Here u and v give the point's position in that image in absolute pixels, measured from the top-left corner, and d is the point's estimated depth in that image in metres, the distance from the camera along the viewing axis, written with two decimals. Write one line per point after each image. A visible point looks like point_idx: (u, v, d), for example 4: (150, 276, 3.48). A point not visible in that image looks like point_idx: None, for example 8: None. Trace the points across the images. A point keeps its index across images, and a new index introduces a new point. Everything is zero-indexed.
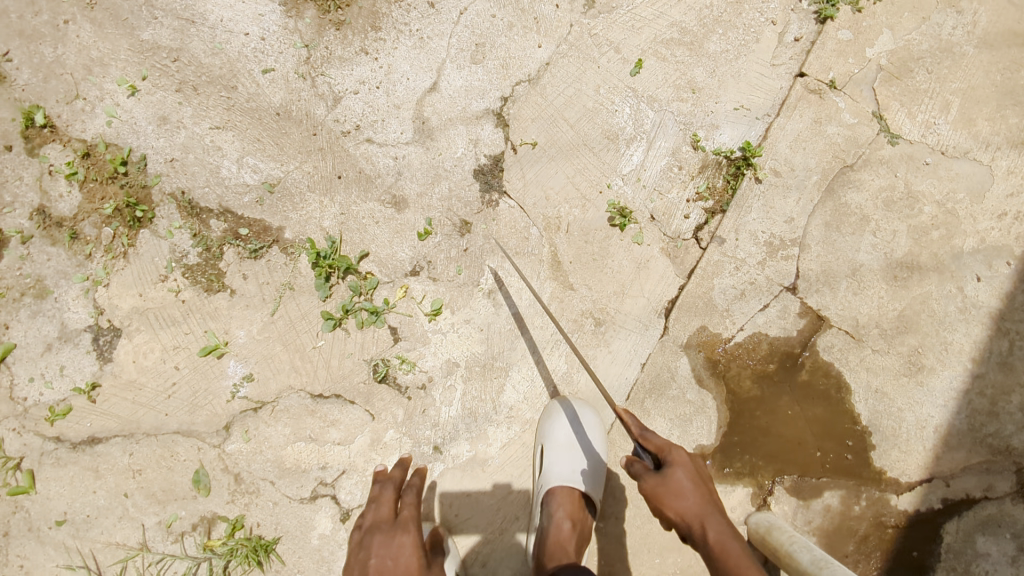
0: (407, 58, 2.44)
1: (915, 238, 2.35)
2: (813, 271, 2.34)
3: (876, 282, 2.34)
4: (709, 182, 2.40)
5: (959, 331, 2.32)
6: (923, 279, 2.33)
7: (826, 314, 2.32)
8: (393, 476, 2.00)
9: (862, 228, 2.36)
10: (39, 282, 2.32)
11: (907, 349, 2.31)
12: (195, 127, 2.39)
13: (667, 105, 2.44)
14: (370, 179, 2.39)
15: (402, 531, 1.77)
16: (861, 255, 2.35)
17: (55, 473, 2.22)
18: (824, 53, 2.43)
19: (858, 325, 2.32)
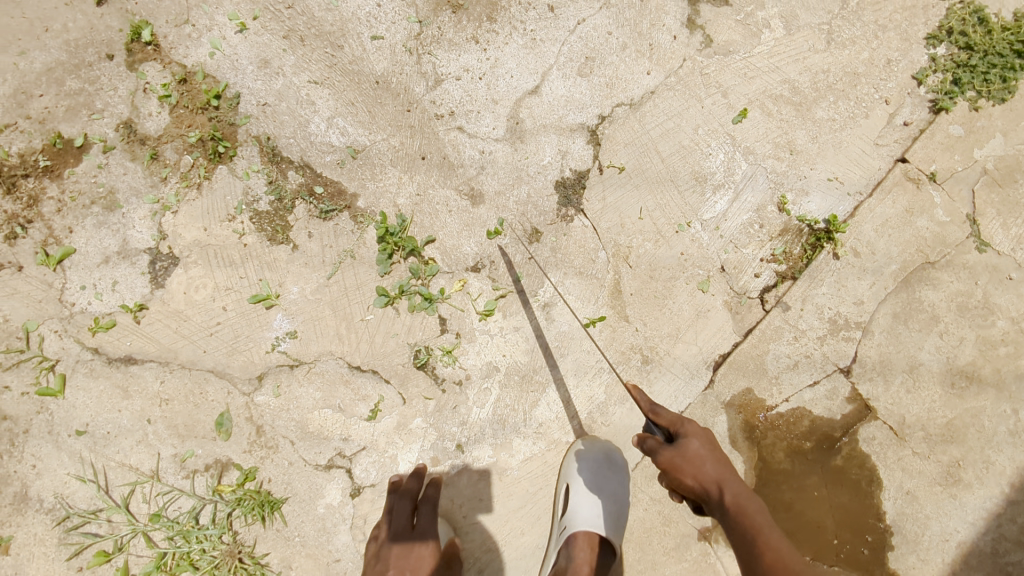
0: (515, 55, 2.41)
1: (981, 349, 2.30)
2: (871, 359, 2.29)
3: (932, 384, 2.28)
4: (787, 246, 2.36)
5: (1004, 453, 2.26)
6: (980, 392, 2.28)
7: (874, 404, 2.28)
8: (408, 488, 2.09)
9: (930, 328, 2.31)
10: (110, 194, 2.31)
11: (948, 458, 2.26)
12: (294, 77, 2.38)
13: (761, 160, 2.40)
14: (452, 166, 2.36)
15: (420, 542, 2.02)
16: (923, 354, 2.30)
17: (86, 384, 2.23)
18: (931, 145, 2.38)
19: (904, 423, 2.27)
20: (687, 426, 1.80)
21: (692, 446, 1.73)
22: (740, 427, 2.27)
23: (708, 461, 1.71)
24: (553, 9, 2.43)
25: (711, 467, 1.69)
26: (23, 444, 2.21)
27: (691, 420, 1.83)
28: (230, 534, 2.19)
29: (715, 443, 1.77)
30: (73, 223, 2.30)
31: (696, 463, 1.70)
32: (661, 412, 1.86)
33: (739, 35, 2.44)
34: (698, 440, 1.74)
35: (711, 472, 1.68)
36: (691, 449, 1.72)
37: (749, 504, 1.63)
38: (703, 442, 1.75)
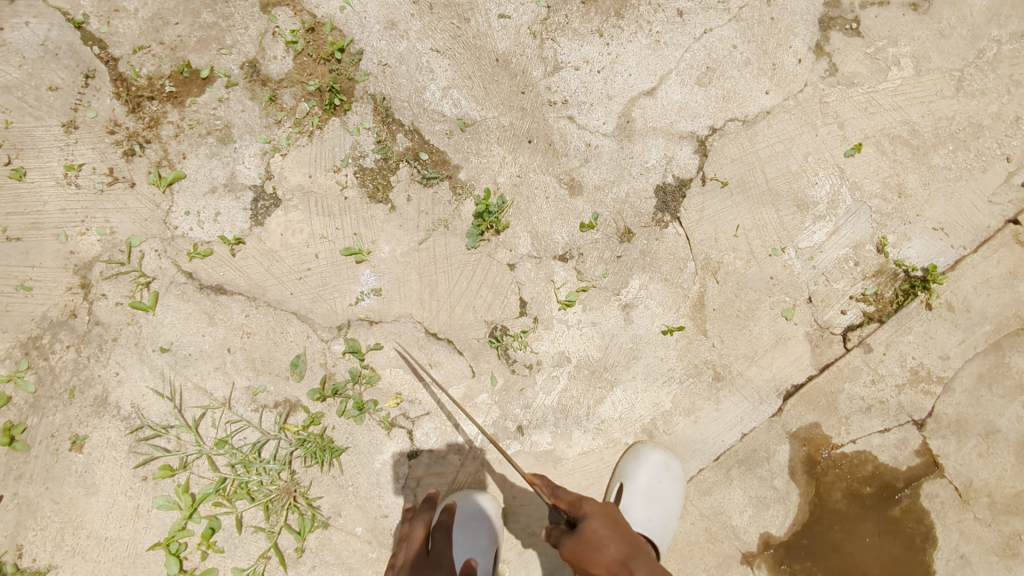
0: (637, 54, 2.40)
1: None
2: (947, 416, 2.25)
3: (1005, 452, 2.24)
4: (879, 288, 2.32)
5: None
6: None
7: (943, 462, 2.24)
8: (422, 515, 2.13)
9: (1013, 395, 2.26)
10: (226, 128, 2.38)
11: (1008, 529, 2.22)
12: (418, 42, 2.40)
13: (868, 198, 2.35)
14: (557, 154, 2.37)
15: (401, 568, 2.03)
16: (1001, 421, 2.25)
17: (177, 305, 2.32)
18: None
19: (970, 485, 2.23)
20: (588, 506, 1.76)
21: (591, 525, 1.69)
22: (802, 459, 2.25)
23: (611, 542, 1.66)
24: (683, 14, 2.42)
25: (614, 553, 1.63)
26: (111, 351, 2.31)
27: (589, 500, 1.79)
28: (289, 472, 2.27)
29: (617, 527, 1.74)
30: (187, 150, 2.37)
31: (603, 531, 1.68)
32: (560, 495, 1.80)
33: (866, 68, 2.40)
34: (593, 523, 1.70)
35: (616, 548, 1.65)
36: (582, 537, 1.66)
37: (631, 561, 1.62)
38: (595, 518, 1.73)
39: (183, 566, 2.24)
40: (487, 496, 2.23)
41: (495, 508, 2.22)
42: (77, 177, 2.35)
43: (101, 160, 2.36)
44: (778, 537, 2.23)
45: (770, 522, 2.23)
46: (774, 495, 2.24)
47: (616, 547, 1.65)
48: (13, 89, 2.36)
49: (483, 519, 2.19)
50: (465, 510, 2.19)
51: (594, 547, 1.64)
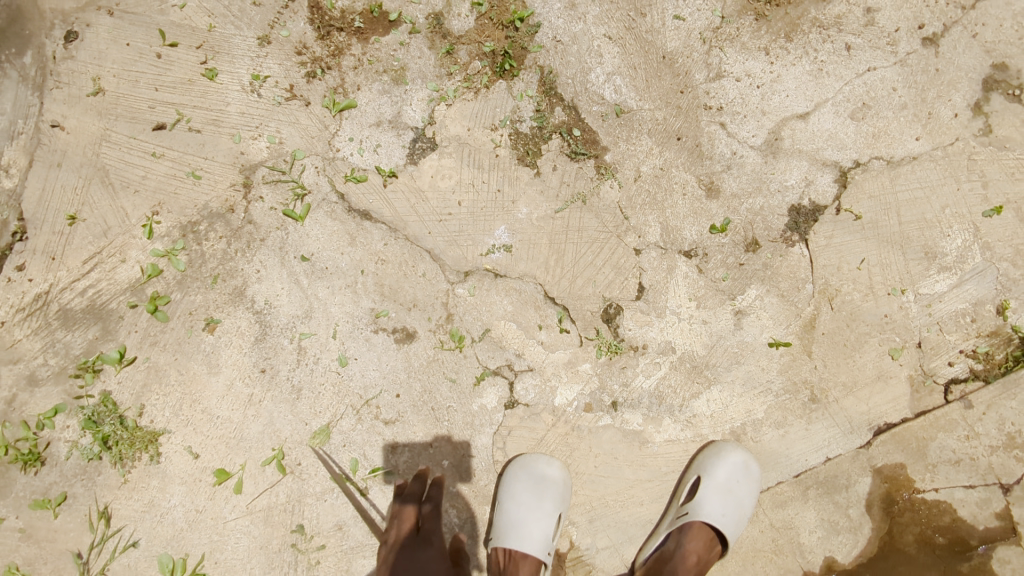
0: (798, 78, 2.48)
1: None
2: None
3: None
4: (991, 349, 2.35)
5: None
6: None
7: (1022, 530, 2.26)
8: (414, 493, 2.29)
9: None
10: (401, 70, 2.56)
11: None
12: (593, 27, 2.54)
13: (999, 260, 2.38)
14: (702, 156, 2.47)
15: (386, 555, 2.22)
16: None
17: (324, 220, 2.50)
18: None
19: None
20: None
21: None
22: (881, 496, 2.30)
23: None
24: (850, 48, 2.48)
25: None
26: (257, 249, 2.50)
27: None
28: (393, 395, 2.42)
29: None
30: (362, 83, 2.56)
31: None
32: None
33: (1020, 135, 2.43)
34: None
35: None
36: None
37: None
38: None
39: (285, 473, 2.41)
40: (556, 464, 2.33)
41: (563, 476, 2.33)
42: (261, 87, 2.56)
43: (284, 76, 2.57)
44: (841, 564, 2.28)
45: (837, 548, 2.28)
46: (847, 523, 2.29)
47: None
48: None
49: (548, 484, 2.30)
50: (533, 474, 2.31)
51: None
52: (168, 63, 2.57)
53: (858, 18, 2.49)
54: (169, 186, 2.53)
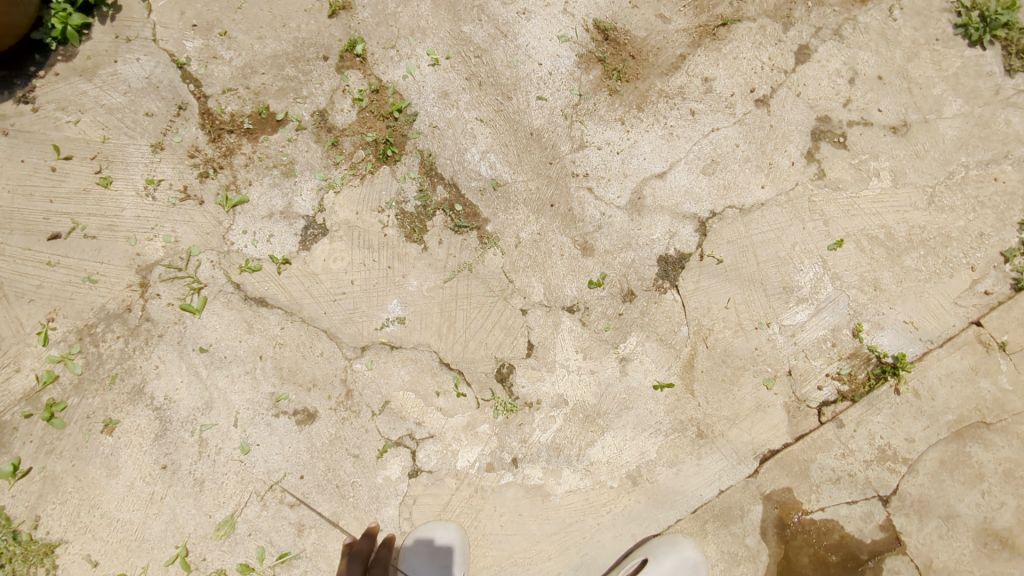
0: (652, 143, 2.76)
1: (1019, 518, 2.41)
2: (910, 495, 2.42)
3: (965, 536, 2.40)
4: (853, 369, 2.54)
5: None
6: (1010, 558, 2.38)
7: (905, 539, 2.40)
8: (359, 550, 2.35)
9: (974, 484, 2.43)
10: (290, 163, 2.73)
11: None
12: (465, 112, 2.79)
13: (847, 287, 2.62)
14: (574, 219, 2.69)
15: None
16: (961, 505, 2.42)
17: (221, 311, 2.58)
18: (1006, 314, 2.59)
19: (929, 565, 2.38)
20: None
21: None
22: (774, 521, 2.42)
23: None
24: (694, 113, 2.79)
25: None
26: (156, 346, 2.55)
27: None
28: (299, 476, 2.46)
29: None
30: (254, 179, 2.71)
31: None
32: None
33: (850, 177, 2.73)
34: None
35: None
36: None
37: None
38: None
39: (190, 572, 2.40)
40: (452, 526, 2.42)
41: (460, 536, 2.42)
42: (155, 191, 2.69)
43: (177, 178, 2.70)
44: None
45: None
46: (746, 552, 2.40)
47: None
48: (114, 111, 2.74)
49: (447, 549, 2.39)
50: (432, 543, 2.40)
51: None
52: (62, 175, 2.68)
53: (698, 87, 2.82)
54: (64, 291, 2.58)
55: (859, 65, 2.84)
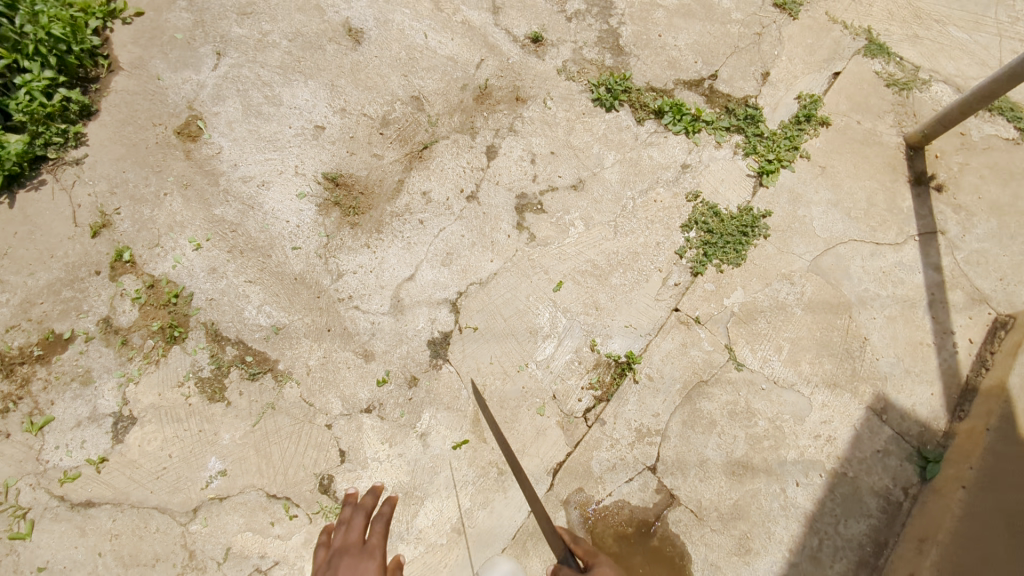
0: (396, 255, 3.37)
1: (750, 443, 3.10)
2: (669, 457, 3.06)
3: (718, 473, 3.05)
4: (600, 376, 3.20)
5: (780, 524, 2.99)
6: (755, 477, 3.05)
7: (677, 493, 3.01)
8: (366, 503, 2.41)
9: (711, 429, 3.12)
10: (86, 372, 3.04)
11: (738, 532, 2.96)
12: (235, 278, 3.26)
13: (576, 315, 3.31)
14: (351, 335, 3.19)
15: (368, 557, 1.96)
16: (708, 450, 3.08)
17: (50, 526, 2.78)
18: (693, 296, 3.41)
19: (700, 506, 2.99)
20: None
21: (375, 557, 1.96)
22: (578, 519, 2.94)
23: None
24: (423, 221, 3.45)
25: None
26: None
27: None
28: None
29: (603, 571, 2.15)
30: (55, 397, 2.99)
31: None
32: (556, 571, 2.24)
33: (553, 232, 3.49)
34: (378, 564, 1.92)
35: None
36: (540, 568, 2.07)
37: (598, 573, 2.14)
38: (382, 538, 2.10)
39: None
40: None
41: None
42: None
43: None
44: None
45: None
46: None
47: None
48: None
49: None
50: None
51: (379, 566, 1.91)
52: None
53: (420, 201, 3.49)
54: None
55: (534, 147, 3.68)
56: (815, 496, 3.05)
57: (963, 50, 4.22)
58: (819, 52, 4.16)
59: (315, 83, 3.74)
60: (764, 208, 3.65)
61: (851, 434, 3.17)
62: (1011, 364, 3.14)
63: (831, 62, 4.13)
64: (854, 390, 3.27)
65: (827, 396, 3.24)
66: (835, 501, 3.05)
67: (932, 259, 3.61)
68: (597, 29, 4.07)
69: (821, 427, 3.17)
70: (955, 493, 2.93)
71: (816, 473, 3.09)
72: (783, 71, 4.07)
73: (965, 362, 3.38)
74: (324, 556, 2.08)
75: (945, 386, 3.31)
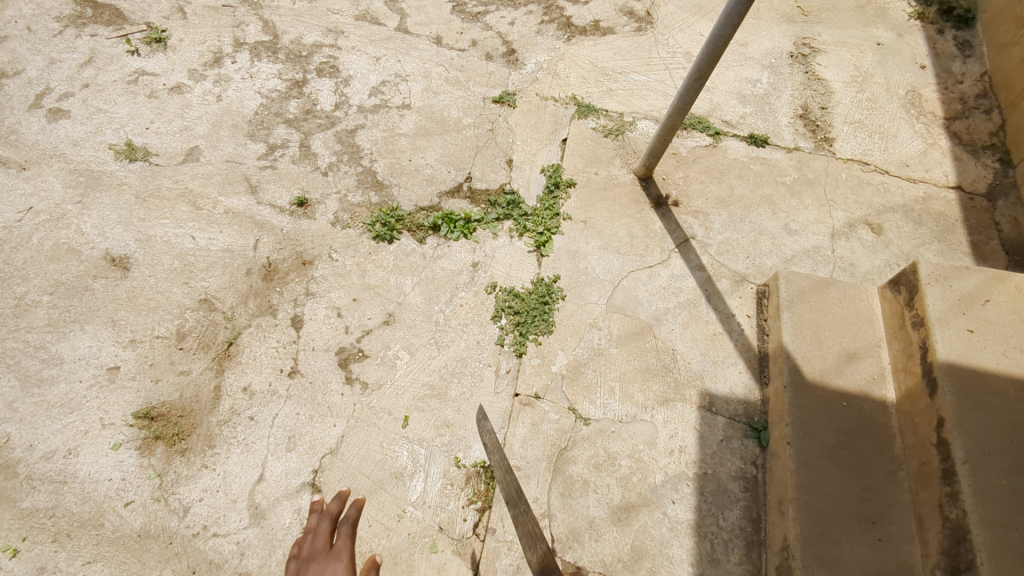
0: (238, 461, 3.22)
1: (623, 485, 3.51)
2: (563, 533, 3.35)
3: (607, 526, 3.38)
4: (475, 488, 3.30)
5: (675, 544, 3.39)
6: (638, 514, 3.44)
7: (582, 562, 3.28)
8: (330, 513, 2.99)
9: (587, 489, 3.47)
10: None
11: (645, 571, 3.29)
12: (69, 566, 2.90)
13: (433, 441, 3.41)
14: (218, 565, 2.97)
15: (335, 559, 2.78)
16: (591, 509, 3.42)
17: None
18: (527, 376, 3.76)
19: (607, 563, 3.29)
20: None
21: (339, 558, 2.79)
22: None
23: None
24: (253, 417, 3.34)
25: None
26: None
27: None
28: None
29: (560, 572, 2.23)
30: None
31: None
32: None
33: (383, 372, 3.60)
34: (343, 565, 2.75)
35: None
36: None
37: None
38: (345, 540, 2.86)
39: None
40: None
41: None
42: None
43: None
44: None
45: None
46: None
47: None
48: None
49: None
50: None
51: (343, 564, 2.76)
52: None
53: (243, 398, 3.38)
54: None
55: (336, 301, 3.80)
56: (690, 505, 3.51)
57: (647, 93, 5.28)
58: (544, 128, 4.95)
59: (92, 325, 3.50)
60: (553, 274, 4.19)
61: (695, 436, 3.72)
62: (782, 327, 3.96)
63: (557, 133, 4.93)
64: (684, 397, 3.85)
65: (666, 413, 3.78)
66: (707, 500, 3.54)
67: (694, 261, 4.46)
68: (354, 174, 4.37)
69: (671, 442, 3.69)
70: (785, 450, 3.51)
71: (684, 484, 3.57)
72: (522, 153, 4.76)
73: (752, 334, 4.16)
74: (299, 565, 2.81)
75: (746, 363, 4.04)
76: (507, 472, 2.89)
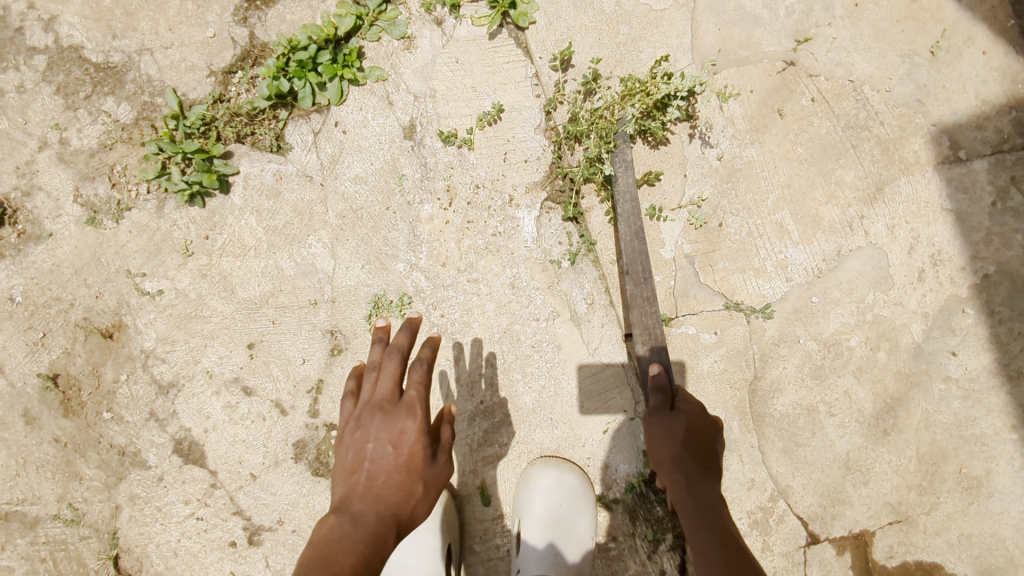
0: None
1: (870, 376, 1.85)
2: (813, 506, 1.84)
3: (873, 454, 1.84)
4: (650, 519, 1.86)
5: (980, 415, 1.83)
6: (909, 405, 1.84)
7: (862, 527, 1.83)
8: (399, 346, 1.33)
9: (817, 419, 1.85)
10: None
11: (953, 478, 1.82)
12: None
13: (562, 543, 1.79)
14: None
15: (404, 415, 1.26)
16: (839, 444, 1.85)
17: None
18: (634, 265, 1.77)
19: (896, 505, 1.83)
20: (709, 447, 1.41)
21: (417, 414, 1.26)
22: None
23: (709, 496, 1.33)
24: None
25: (335, 519, 1.11)
26: None
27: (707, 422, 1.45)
28: None
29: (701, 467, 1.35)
30: None
31: (344, 451, 1.24)
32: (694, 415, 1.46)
33: None
34: (422, 426, 1.25)
35: (366, 510, 1.14)
36: (687, 421, 1.41)
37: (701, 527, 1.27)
38: (425, 386, 1.31)
39: None
40: None
41: None
42: None
43: None
44: None
45: None
46: None
47: (414, 478, 1.22)
48: None
49: None
50: None
51: (423, 426, 1.26)
52: None
53: None
54: None
55: (221, 369, 1.92)
56: (984, 346, 1.83)
57: None
58: None
59: None
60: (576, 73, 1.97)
61: (951, 222, 1.84)
62: None
63: None
64: (901, 163, 1.88)
65: (887, 213, 1.87)
66: (1006, 317, 1.83)
67: None
68: (43, 94, 1.98)
69: (915, 258, 1.85)
70: None
71: (961, 315, 1.84)
72: None
73: None
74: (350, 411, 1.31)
75: (992, 26, 1.89)
76: (759, 464, 1.85)
